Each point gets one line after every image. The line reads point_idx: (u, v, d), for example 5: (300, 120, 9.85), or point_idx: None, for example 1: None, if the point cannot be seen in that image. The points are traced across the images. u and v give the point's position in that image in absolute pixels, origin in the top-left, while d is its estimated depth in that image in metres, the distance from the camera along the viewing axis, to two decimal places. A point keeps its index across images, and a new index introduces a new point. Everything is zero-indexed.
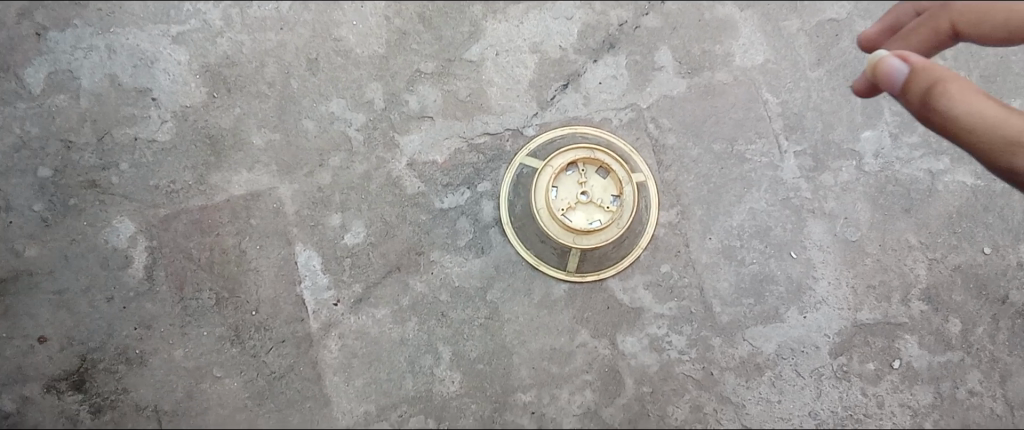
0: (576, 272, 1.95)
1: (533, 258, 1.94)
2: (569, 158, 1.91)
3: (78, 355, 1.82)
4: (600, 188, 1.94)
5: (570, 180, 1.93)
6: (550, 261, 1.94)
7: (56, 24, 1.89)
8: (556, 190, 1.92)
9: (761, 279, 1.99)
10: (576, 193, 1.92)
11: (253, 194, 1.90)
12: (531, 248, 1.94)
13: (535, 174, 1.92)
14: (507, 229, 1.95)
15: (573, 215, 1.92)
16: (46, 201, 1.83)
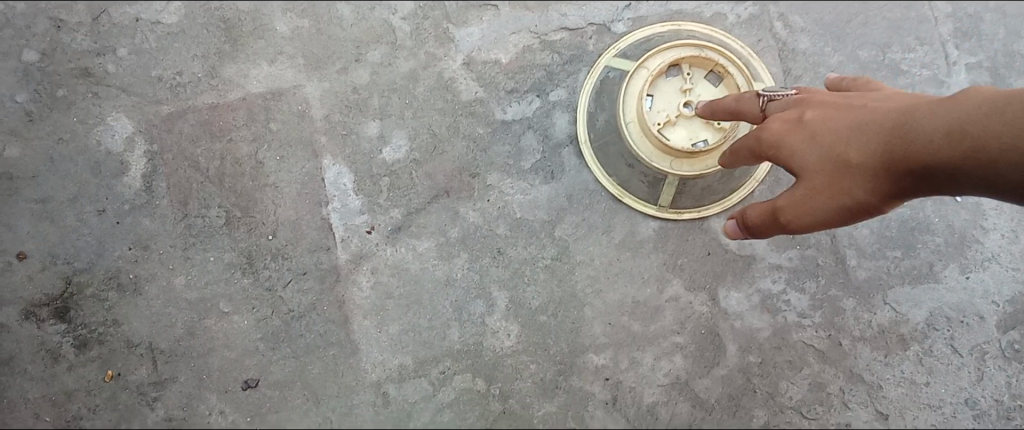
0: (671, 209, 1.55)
1: (616, 188, 1.55)
2: (671, 56, 1.49)
3: (63, 277, 1.50)
4: (709, 100, 1.52)
5: (669, 88, 1.52)
6: (638, 192, 1.55)
7: None
8: (652, 99, 1.51)
9: (910, 227, 1.55)
10: (679, 103, 1.50)
11: (274, 92, 1.56)
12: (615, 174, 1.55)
13: (628, 77, 1.52)
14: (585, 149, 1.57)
15: (672, 132, 1.51)
16: (31, 91, 1.52)
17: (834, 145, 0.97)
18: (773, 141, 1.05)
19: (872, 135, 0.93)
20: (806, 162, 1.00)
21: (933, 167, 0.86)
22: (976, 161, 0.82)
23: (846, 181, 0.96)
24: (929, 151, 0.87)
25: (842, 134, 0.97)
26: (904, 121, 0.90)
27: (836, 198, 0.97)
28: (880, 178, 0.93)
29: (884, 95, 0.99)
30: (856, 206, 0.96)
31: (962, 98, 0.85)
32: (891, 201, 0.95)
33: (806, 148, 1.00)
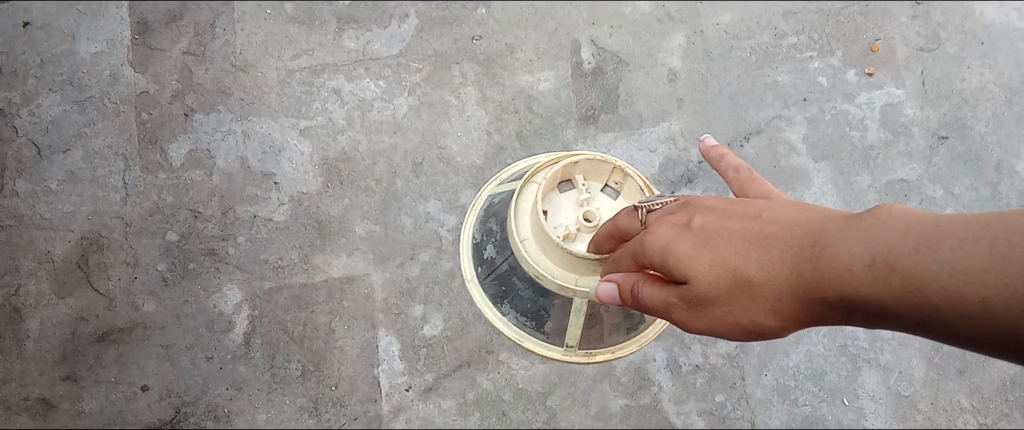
0: (565, 355, 1.74)
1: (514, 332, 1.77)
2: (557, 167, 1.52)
3: (173, 406, 1.98)
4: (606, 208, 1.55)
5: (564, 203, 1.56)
6: (536, 336, 1.74)
7: (203, 107, 2.16)
8: (547, 212, 1.54)
9: (809, 420, 2.08)
10: (577, 214, 1.53)
11: (348, 278, 2.09)
12: (515, 319, 1.74)
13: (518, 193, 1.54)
14: (482, 302, 1.80)
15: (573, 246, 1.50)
16: (169, 262, 2.05)
17: (730, 259, 0.84)
18: (650, 246, 0.95)
19: (778, 255, 0.79)
20: (698, 271, 0.87)
21: (852, 301, 0.71)
22: (907, 304, 0.65)
23: (743, 298, 0.85)
24: (852, 283, 0.70)
25: (741, 249, 0.84)
26: (823, 247, 0.74)
27: (731, 315, 0.87)
28: (787, 301, 0.80)
29: (793, 214, 0.83)
30: (755, 323, 0.86)
31: (881, 222, 0.69)
32: (795, 325, 0.84)
33: (698, 261, 0.87)
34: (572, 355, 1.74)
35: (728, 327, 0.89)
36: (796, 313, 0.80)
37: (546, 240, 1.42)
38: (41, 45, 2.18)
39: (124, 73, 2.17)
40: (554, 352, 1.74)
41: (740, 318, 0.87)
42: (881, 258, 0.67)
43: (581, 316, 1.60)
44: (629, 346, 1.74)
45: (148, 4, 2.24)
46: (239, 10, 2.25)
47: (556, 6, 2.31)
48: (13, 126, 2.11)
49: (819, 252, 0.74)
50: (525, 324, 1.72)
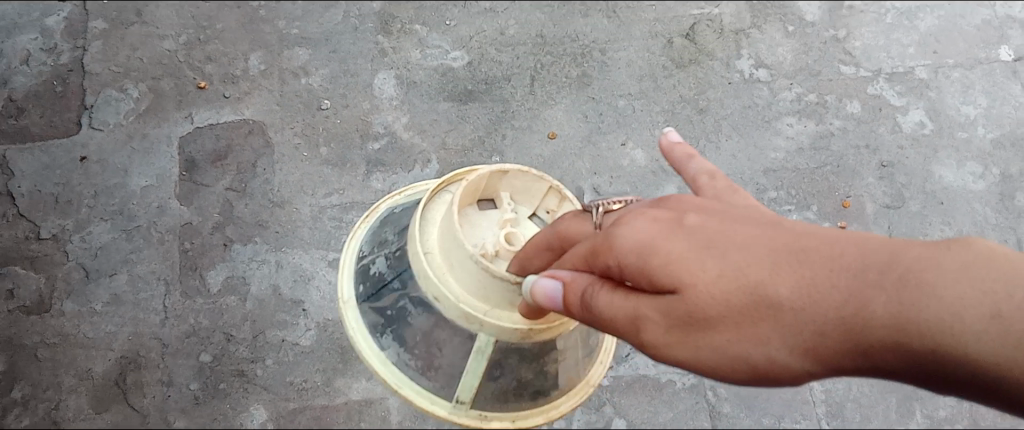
0: (451, 414, 1.50)
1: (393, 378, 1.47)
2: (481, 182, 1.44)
3: None
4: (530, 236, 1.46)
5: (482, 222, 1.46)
6: (418, 382, 1.48)
7: (241, 238, 2.37)
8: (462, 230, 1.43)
9: None
10: (498, 235, 1.43)
11: (367, 400, 2.24)
12: (394, 357, 1.48)
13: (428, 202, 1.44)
14: (352, 328, 1.50)
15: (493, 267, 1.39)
16: (201, 381, 2.20)
17: (766, 284, 0.95)
18: (642, 246, 1.01)
19: (831, 283, 0.92)
20: (723, 289, 0.97)
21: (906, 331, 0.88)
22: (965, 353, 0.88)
23: (768, 329, 0.96)
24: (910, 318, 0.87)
25: (778, 274, 0.95)
26: (901, 282, 0.88)
27: (748, 344, 0.98)
28: (824, 335, 0.92)
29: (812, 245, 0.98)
30: (765, 354, 0.98)
31: (957, 270, 0.89)
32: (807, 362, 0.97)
33: (723, 280, 0.97)
34: (457, 412, 1.50)
35: (730, 359, 1.01)
36: (828, 348, 0.93)
37: (458, 253, 1.32)
38: (96, 178, 2.42)
39: (171, 206, 2.40)
40: (439, 409, 1.49)
41: (752, 349, 0.98)
42: (989, 314, 0.87)
43: (484, 361, 1.43)
44: (534, 418, 1.58)
45: (196, 144, 2.49)
46: (278, 152, 2.50)
47: (564, 157, 2.56)
48: (65, 250, 2.31)
49: (892, 286, 0.88)
50: (408, 363, 1.47)
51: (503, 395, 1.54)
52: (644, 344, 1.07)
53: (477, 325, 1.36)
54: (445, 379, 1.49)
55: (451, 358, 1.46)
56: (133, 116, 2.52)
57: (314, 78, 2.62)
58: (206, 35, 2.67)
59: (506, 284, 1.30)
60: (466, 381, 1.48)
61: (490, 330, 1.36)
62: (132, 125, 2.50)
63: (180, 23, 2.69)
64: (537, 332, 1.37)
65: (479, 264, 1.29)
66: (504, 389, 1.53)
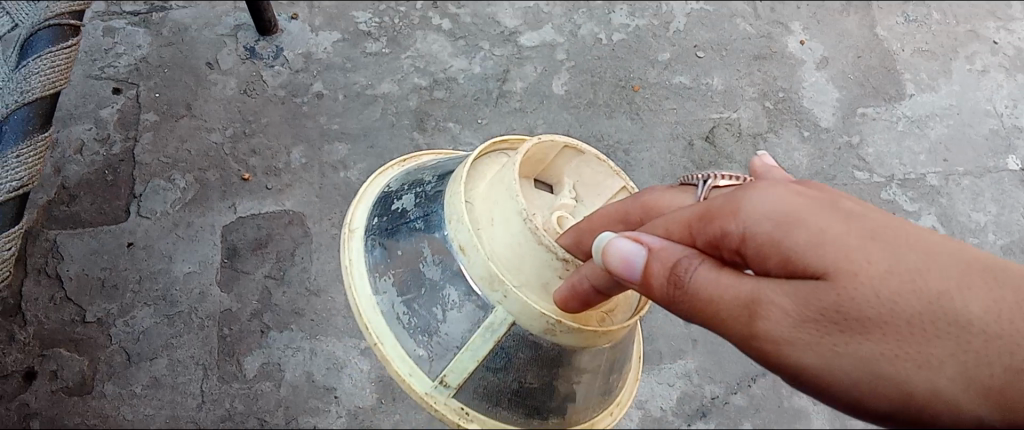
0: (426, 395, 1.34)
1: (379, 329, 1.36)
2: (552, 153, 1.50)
3: None
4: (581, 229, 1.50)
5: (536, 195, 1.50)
6: (406, 344, 1.35)
7: (278, 325, 2.46)
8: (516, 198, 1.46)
9: None
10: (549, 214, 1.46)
11: None
12: (385, 305, 1.38)
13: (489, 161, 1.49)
14: (352, 262, 1.44)
15: None
16: None
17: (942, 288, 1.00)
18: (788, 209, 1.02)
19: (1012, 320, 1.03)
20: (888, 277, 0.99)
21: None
22: None
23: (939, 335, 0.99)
24: None
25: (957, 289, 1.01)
26: None
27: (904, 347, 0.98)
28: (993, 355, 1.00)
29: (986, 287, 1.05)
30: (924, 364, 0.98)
31: None
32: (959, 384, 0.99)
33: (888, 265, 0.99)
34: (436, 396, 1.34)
35: (875, 362, 0.98)
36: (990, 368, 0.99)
37: (504, 208, 1.33)
38: (141, 263, 2.52)
39: (212, 292, 2.49)
40: (416, 382, 1.33)
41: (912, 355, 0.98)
42: None
43: (489, 342, 1.33)
44: None
45: (238, 232, 2.60)
46: (316, 241, 2.61)
47: None
48: (109, 333, 2.41)
49: None
50: (400, 316, 1.36)
51: (493, 405, 1.38)
52: (751, 337, 1.04)
53: (500, 298, 1.30)
54: (434, 357, 1.35)
55: (452, 332, 1.35)
56: (179, 204, 2.64)
57: (352, 171, 2.75)
58: (251, 129, 2.81)
59: (543, 254, 1.29)
60: (461, 368, 1.35)
61: (510, 307, 1.30)
62: (178, 214, 2.62)
63: (228, 118, 2.82)
64: (562, 333, 1.31)
65: (525, 221, 1.28)
66: (496, 400, 1.38)
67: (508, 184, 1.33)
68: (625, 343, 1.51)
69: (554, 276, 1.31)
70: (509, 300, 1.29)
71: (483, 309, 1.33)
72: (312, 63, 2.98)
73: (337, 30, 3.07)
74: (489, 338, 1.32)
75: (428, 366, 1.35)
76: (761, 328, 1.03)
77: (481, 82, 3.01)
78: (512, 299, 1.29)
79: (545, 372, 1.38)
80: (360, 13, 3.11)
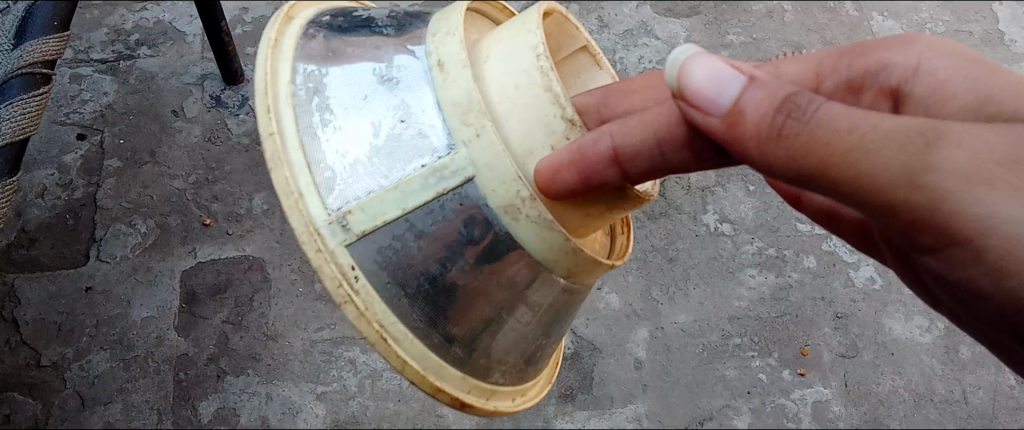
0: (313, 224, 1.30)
1: (295, 119, 1.37)
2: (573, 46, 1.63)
3: None
4: None
5: None
6: (327, 169, 1.34)
7: (234, 369, 2.48)
8: None
9: None
10: None
11: None
12: (313, 103, 1.40)
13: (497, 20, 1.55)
14: (292, 37, 1.48)
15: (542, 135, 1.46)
16: None
17: None
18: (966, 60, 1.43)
19: None
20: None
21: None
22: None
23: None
24: None
25: None
26: None
27: None
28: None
29: None
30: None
31: None
32: None
33: None
34: (331, 234, 1.30)
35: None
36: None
37: (502, 45, 1.35)
38: (99, 307, 2.55)
39: (169, 336, 2.52)
40: (312, 205, 1.31)
41: None
42: None
43: (424, 197, 1.31)
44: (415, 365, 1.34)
45: (197, 277, 2.64)
46: (275, 287, 2.65)
47: None
48: (64, 377, 2.42)
49: None
50: (322, 128, 1.37)
51: (390, 280, 1.33)
52: (925, 169, 1.09)
53: (469, 139, 1.29)
54: (342, 193, 1.32)
55: (380, 165, 1.33)
56: (139, 249, 2.67)
57: None
58: (214, 176, 2.86)
59: (545, 105, 1.27)
60: (378, 214, 1.31)
61: (473, 155, 1.29)
62: (138, 258, 2.66)
63: (191, 164, 2.87)
64: (527, 217, 1.30)
65: (536, 57, 1.28)
66: (397, 277, 1.33)
67: (520, 24, 1.36)
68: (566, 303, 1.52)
69: (544, 143, 1.28)
70: (477, 145, 1.29)
71: (433, 154, 1.32)
72: None
73: None
74: (430, 185, 1.30)
75: (330, 200, 1.32)
76: (945, 157, 1.09)
77: None
78: (485, 144, 1.28)
79: (471, 274, 1.35)
80: None
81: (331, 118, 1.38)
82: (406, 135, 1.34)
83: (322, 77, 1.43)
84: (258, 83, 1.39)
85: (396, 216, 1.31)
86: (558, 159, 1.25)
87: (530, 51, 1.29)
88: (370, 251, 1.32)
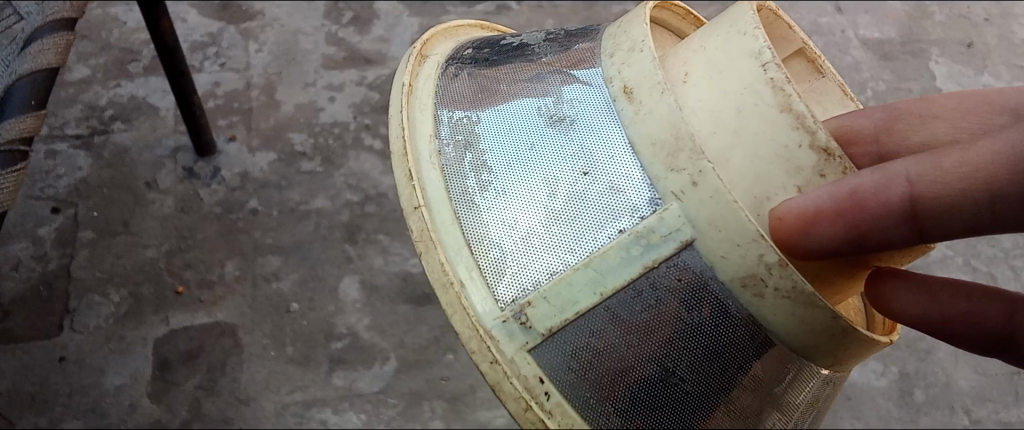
0: (482, 321, 1.23)
1: (448, 193, 1.35)
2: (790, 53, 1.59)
3: None
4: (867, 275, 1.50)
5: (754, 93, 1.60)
6: (506, 246, 1.27)
7: None
8: None
9: None
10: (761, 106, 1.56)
11: None
12: (477, 166, 1.36)
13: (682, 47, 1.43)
14: (427, 105, 1.49)
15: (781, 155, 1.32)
16: None
17: None
18: None
19: None
20: None
21: None
22: None
23: None
24: None
25: None
26: None
27: None
28: None
29: None
30: None
31: None
32: None
33: None
34: (508, 338, 1.22)
35: None
36: None
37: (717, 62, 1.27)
38: (73, 377, 2.60)
39: (142, 403, 2.59)
40: (480, 303, 1.25)
41: None
42: None
43: (628, 277, 1.19)
44: None
45: (170, 344, 2.71)
46: (247, 351, 2.70)
47: None
48: None
49: None
50: (483, 194, 1.32)
51: (588, 392, 1.23)
52: None
53: (681, 190, 1.16)
54: (512, 282, 1.25)
55: (568, 238, 1.23)
56: (113, 318, 2.74)
57: (285, 282, 2.87)
58: (186, 244, 2.94)
59: (786, 133, 1.15)
60: (562, 306, 1.20)
61: (687, 211, 1.16)
62: (111, 327, 2.72)
63: (163, 234, 2.96)
64: (773, 294, 1.14)
65: (763, 67, 1.17)
66: (596, 381, 1.23)
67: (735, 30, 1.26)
68: (824, 395, 1.43)
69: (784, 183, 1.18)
70: (692, 198, 1.15)
71: (631, 217, 1.20)
72: (248, 182, 3.15)
73: (274, 150, 3.25)
74: (633, 258, 1.19)
75: (501, 292, 1.25)
76: None
77: None
78: (702, 196, 1.14)
79: (693, 374, 1.23)
80: (296, 134, 3.30)
81: (490, 173, 1.34)
82: (588, 194, 1.25)
83: (475, 130, 1.42)
84: (397, 148, 1.41)
85: (592, 303, 1.20)
86: (800, 207, 1.14)
87: (753, 60, 1.20)
88: (556, 357, 1.23)
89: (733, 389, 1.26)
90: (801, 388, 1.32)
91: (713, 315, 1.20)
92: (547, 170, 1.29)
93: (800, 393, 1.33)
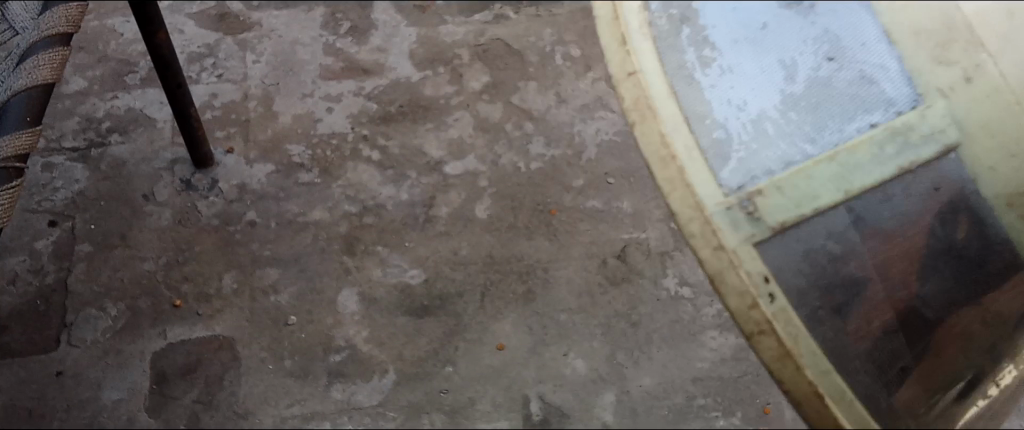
0: (709, 205, 1.14)
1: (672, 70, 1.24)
2: None
3: None
4: None
5: None
6: (741, 136, 1.18)
7: None
8: None
9: None
10: None
11: None
12: (698, 46, 1.24)
13: None
14: None
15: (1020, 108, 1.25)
16: None
17: None
18: None
19: None
20: None
21: None
22: None
23: None
24: None
25: None
26: None
27: None
28: None
29: None
30: None
31: None
32: None
33: None
34: (734, 225, 1.13)
35: None
36: None
37: None
38: (70, 391, 2.57)
39: (140, 417, 2.54)
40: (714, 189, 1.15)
41: None
42: None
43: (880, 176, 1.13)
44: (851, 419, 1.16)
45: (167, 358, 2.68)
46: (245, 365, 2.69)
47: (511, 367, 2.74)
48: None
49: None
50: (707, 82, 1.22)
51: (811, 293, 1.17)
52: None
53: (950, 86, 1.07)
54: (742, 168, 1.15)
55: (807, 130, 1.14)
56: (110, 332, 2.71)
57: (282, 295, 2.86)
58: (184, 256, 2.92)
59: None
60: (800, 199, 1.13)
61: (956, 110, 1.08)
62: (108, 341, 2.69)
63: (161, 246, 2.94)
64: None
65: None
66: (825, 287, 1.19)
67: None
68: None
69: None
70: (969, 96, 1.07)
71: (887, 107, 1.10)
72: (245, 194, 3.13)
73: (271, 162, 3.24)
74: (893, 156, 1.12)
75: (726, 177, 1.15)
76: None
77: (408, 208, 3.15)
78: (979, 92, 1.06)
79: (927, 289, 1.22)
80: (293, 146, 3.29)
81: (711, 62, 1.23)
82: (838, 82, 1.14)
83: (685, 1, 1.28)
84: (607, 22, 1.31)
85: (836, 200, 1.14)
86: None
87: None
88: (785, 253, 1.14)
89: (956, 312, 1.24)
90: (995, 369, 1.32)
91: (961, 231, 1.19)
92: (789, 50, 1.19)
93: (1002, 358, 1.31)
